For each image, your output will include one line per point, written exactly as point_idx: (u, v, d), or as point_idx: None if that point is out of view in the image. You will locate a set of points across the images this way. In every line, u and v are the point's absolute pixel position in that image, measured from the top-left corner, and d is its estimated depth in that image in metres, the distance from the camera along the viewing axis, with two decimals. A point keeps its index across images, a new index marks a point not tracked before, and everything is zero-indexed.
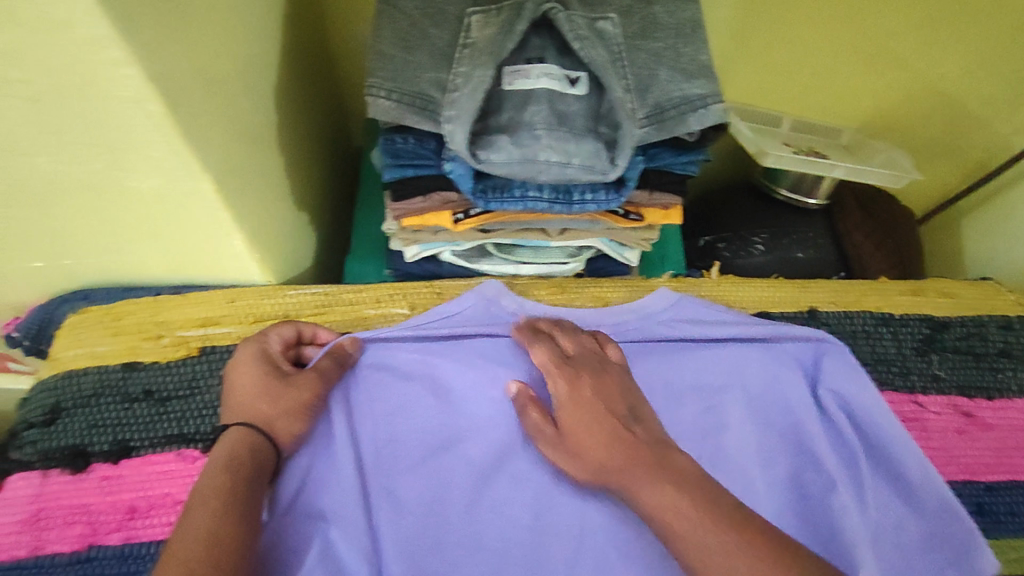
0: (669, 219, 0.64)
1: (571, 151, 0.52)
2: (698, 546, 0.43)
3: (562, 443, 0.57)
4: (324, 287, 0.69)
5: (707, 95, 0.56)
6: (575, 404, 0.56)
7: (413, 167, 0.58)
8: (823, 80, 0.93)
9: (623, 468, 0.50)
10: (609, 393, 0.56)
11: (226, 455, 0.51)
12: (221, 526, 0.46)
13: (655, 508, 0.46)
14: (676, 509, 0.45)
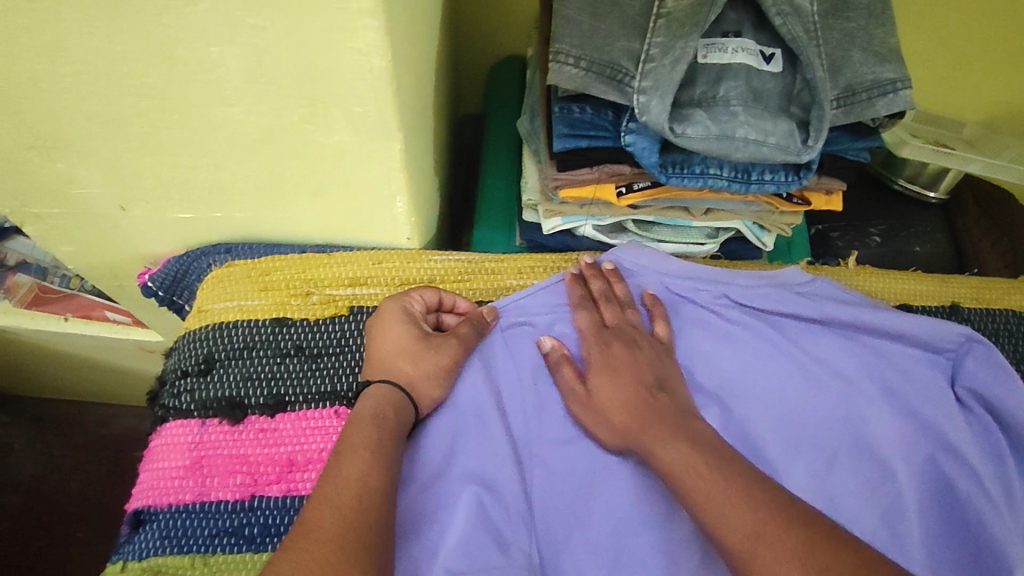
0: (829, 206, 0.63)
1: (768, 130, 0.51)
2: (714, 499, 0.46)
3: (586, 401, 0.59)
4: (466, 255, 0.68)
5: (899, 80, 0.54)
6: (607, 370, 0.59)
7: (588, 138, 0.57)
8: (962, 72, 0.92)
9: (649, 431, 0.54)
10: (636, 363, 0.59)
11: (375, 411, 0.53)
12: (370, 475, 0.47)
13: (673, 468, 0.50)
14: (698, 466, 0.49)
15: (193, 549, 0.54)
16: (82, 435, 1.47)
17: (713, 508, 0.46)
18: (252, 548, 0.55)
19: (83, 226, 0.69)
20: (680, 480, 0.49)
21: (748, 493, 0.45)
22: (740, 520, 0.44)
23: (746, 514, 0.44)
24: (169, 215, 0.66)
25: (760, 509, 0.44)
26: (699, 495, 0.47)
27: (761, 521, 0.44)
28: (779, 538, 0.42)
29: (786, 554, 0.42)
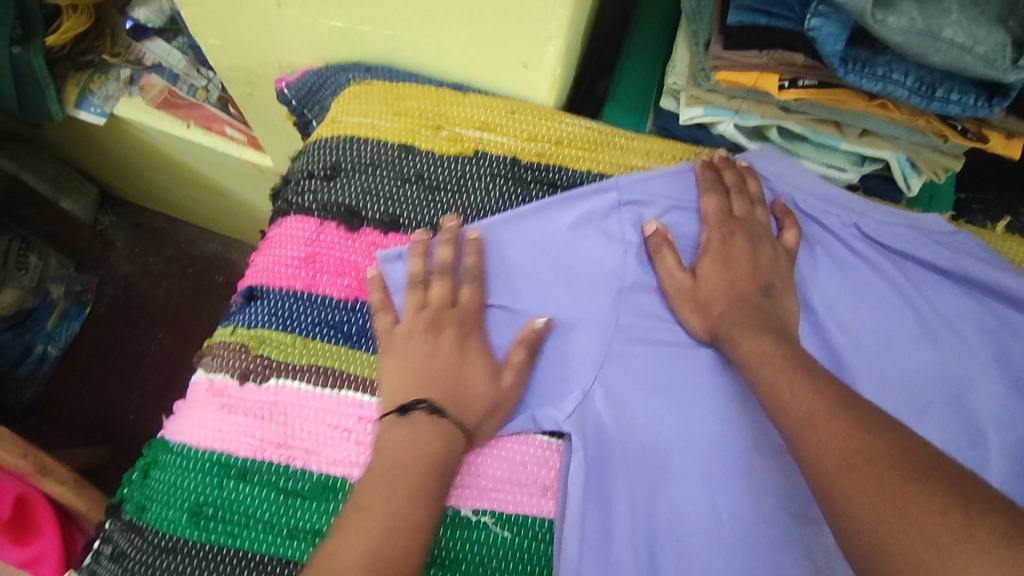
0: (1004, 150, 0.57)
1: (979, 37, 0.47)
2: (789, 392, 0.49)
3: (687, 287, 0.60)
4: (599, 125, 0.67)
5: None
6: (720, 261, 0.60)
7: (767, 17, 0.54)
8: None
9: (735, 325, 0.56)
10: (758, 261, 0.60)
11: (400, 460, 0.51)
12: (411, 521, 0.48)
13: (751, 356, 0.53)
14: (779, 367, 0.51)
15: (297, 331, 0.58)
16: (173, 248, 1.57)
17: (785, 401, 0.49)
18: (347, 345, 0.58)
19: (235, 20, 0.71)
20: (761, 372, 0.52)
21: (821, 387, 0.48)
22: (808, 404, 0.47)
23: (811, 400, 0.47)
24: (321, 21, 0.67)
25: (825, 400, 0.46)
26: (774, 383, 0.50)
27: (821, 406, 0.46)
28: (831, 421, 0.45)
29: (834, 433, 0.44)
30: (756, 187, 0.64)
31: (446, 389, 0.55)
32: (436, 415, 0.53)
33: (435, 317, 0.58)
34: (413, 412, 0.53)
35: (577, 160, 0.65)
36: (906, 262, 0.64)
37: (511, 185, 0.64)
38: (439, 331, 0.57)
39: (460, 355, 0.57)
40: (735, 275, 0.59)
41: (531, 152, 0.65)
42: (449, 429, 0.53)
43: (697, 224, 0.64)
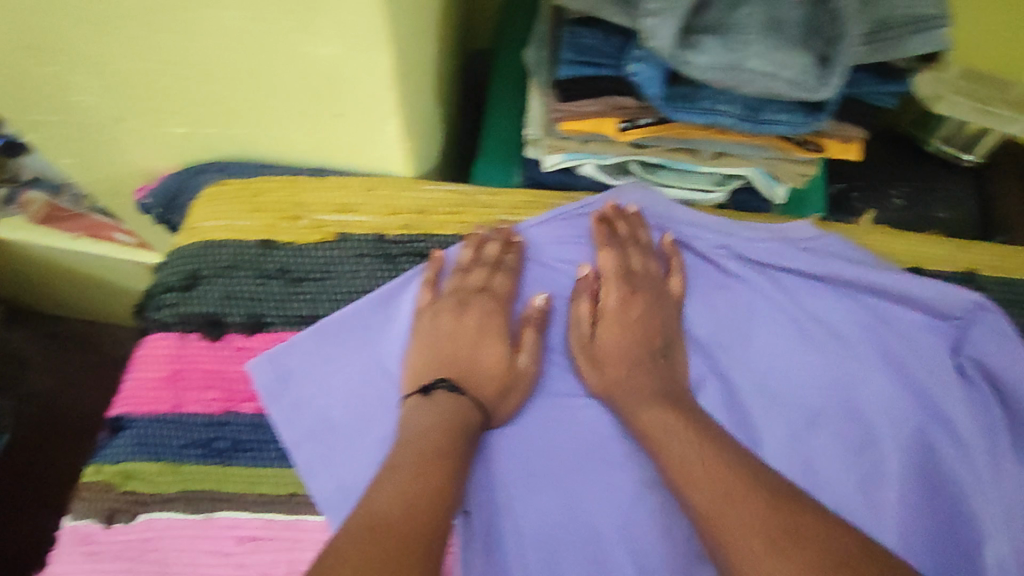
0: (845, 155, 0.59)
1: (784, 62, 0.47)
2: (689, 473, 0.52)
3: (581, 346, 0.63)
4: (461, 187, 0.67)
5: (937, 17, 0.50)
6: (617, 324, 0.63)
7: (593, 67, 0.53)
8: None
9: (632, 393, 0.59)
10: (653, 317, 0.63)
11: (422, 425, 0.54)
12: (418, 489, 0.48)
13: (649, 426, 0.56)
14: (669, 436, 0.55)
15: (165, 456, 0.55)
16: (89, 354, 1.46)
17: (687, 487, 0.52)
18: (219, 461, 0.55)
19: (76, 138, 0.67)
20: (677, 473, 0.53)
21: (713, 469, 0.52)
22: (707, 491, 0.51)
23: (705, 479, 0.51)
24: (161, 128, 0.64)
25: (723, 477, 0.51)
26: (695, 478, 0.52)
27: (721, 484, 0.51)
28: (739, 498, 0.49)
29: (732, 504, 0.49)
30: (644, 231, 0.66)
31: (457, 362, 0.59)
32: (454, 392, 0.57)
33: (464, 297, 0.62)
34: (435, 391, 0.57)
35: (442, 226, 0.65)
36: (779, 273, 0.65)
37: (379, 263, 0.63)
38: (465, 306, 0.61)
39: (509, 361, 0.60)
40: (632, 331, 0.63)
41: (395, 226, 0.64)
42: (464, 406, 0.57)
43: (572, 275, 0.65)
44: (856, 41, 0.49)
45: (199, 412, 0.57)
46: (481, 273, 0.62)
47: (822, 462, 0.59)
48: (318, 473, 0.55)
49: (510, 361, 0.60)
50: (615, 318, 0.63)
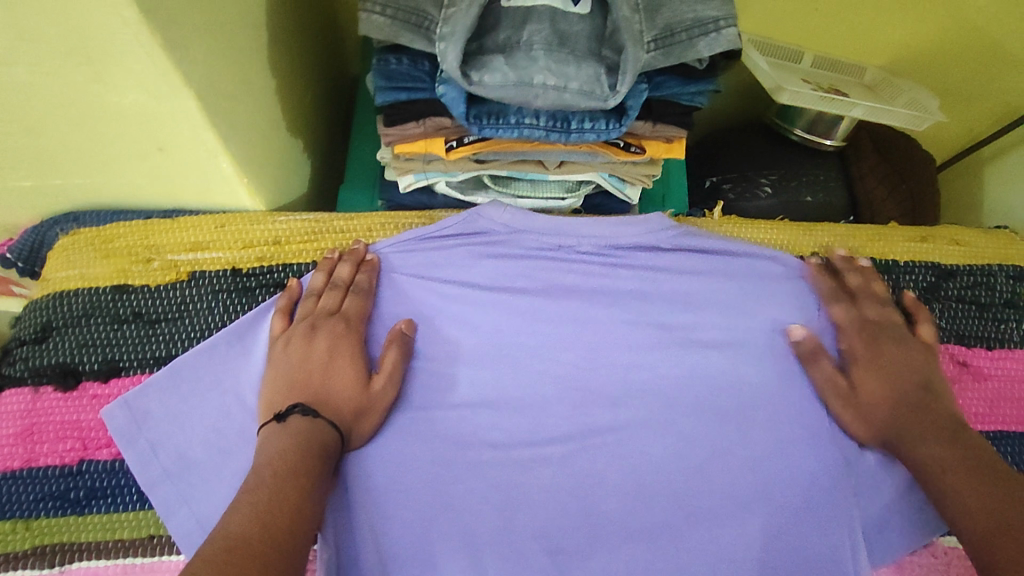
0: (671, 154, 0.62)
1: (569, 74, 0.49)
2: (959, 474, 0.52)
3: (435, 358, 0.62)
4: (314, 215, 0.67)
5: (721, 18, 0.53)
6: (873, 367, 0.61)
7: (407, 91, 0.55)
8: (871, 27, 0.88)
9: (903, 431, 0.57)
10: (909, 362, 0.61)
11: (280, 446, 0.50)
12: (272, 513, 0.44)
13: (926, 462, 0.54)
14: (932, 444, 0.55)
15: (17, 514, 0.56)
16: None
17: (953, 496, 0.51)
18: (74, 512, 0.56)
19: None
20: (942, 478, 0.53)
21: (979, 473, 0.52)
22: (971, 491, 0.51)
23: (953, 472, 0.53)
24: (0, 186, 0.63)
25: (981, 484, 0.51)
26: (957, 489, 0.51)
27: (956, 459, 0.53)
28: (967, 476, 0.52)
29: (967, 484, 0.51)
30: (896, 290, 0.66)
31: (308, 389, 0.55)
32: (310, 415, 0.53)
33: (313, 321, 0.60)
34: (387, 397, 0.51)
35: (296, 255, 0.65)
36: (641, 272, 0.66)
37: (233, 298, 0.64)
38: (314, 332, 0.59)
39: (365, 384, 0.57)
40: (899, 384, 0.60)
41: (249, 260, 0.65)
42: (324, 426, 0.53)
43: (423, 290, 0.64)
44: (642, 47, 0.51)
45: (52, 465, 0.57)
46: (332, 296, 0.61)
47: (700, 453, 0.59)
48: (175, 510, 0.56)
49: (364, 386, 0.57)
50: (469, 329, 0.63)
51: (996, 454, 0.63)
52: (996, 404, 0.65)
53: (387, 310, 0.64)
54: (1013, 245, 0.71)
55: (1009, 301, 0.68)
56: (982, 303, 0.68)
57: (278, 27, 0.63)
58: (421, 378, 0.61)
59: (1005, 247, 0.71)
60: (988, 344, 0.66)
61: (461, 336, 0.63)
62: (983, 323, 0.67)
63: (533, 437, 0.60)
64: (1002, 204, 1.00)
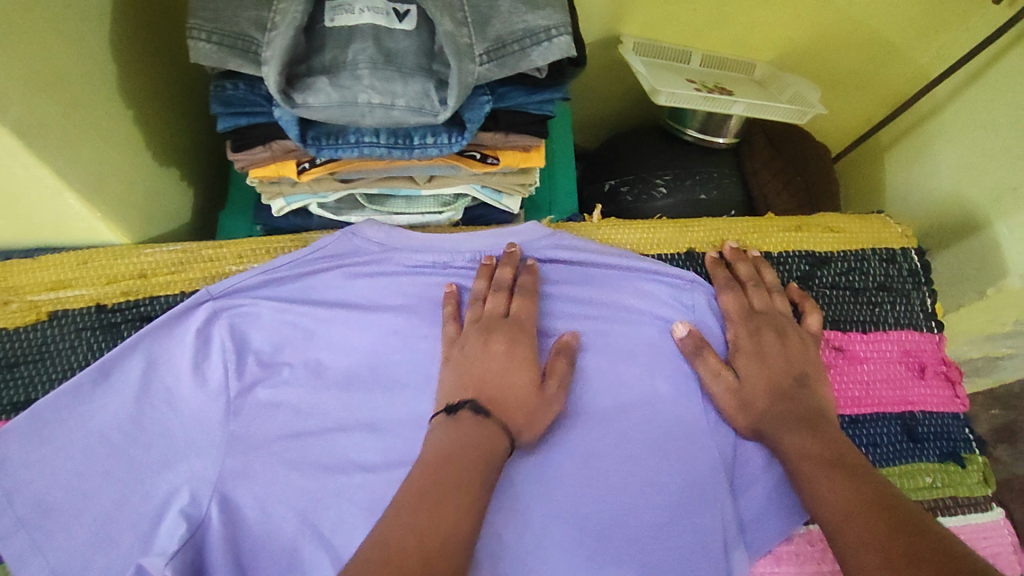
0: (529, 162, 0.62)
1: (396, 92, 0.49)
2: (821, 475, 0.52)
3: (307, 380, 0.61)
4: (183, 245, 0.66)
5: (552, 27, 0.53)
6: (756, 356, 0.61)
7: (247, 116, 0.54)
8: (756, 24, 0.89)
9: (780, 421, 0.58)
10: (792, 355, 0.62)
11: None
12: None
13: (792, 449, 0.55)
14: (805, 442, 0.55)
15: None
16: None
17: (818, 495, 0.51)
18: None
19: None
20: (801, 469, 0.54)
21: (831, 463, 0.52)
22: (838, 498, 0.50)
23: (824, 474, 0.52)
24: None
25: (832, 473, 0.52)
26: (813, 478, 0.52)
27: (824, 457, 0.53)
28: (833, 476, 0.51)
29: (834, 487, 0.50)
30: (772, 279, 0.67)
31: None
32: None
33: None
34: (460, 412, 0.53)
35: (163, 288, 0.64)
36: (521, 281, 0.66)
37: (97, 335, 0.62)
38: None
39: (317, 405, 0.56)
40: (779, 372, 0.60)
41: (114, 295, 0.63)
42: None
43: (297, 315, 0.63)
44: (473, 61, 0.51)
45: None
46: None
47: (581, 461, 0.59)
48: (28, 561, 0.53)
49: None
50: (341, 351, 0.62)
51: (871, 436, 0.64)
52: (871, 386, 0.66)
53: (256, 339, 0.62)
54: (887, 228, 0.72)
55: (882, 285, 0.69)
56: (857, 288, 0.69)
57: (130, 54, 0.61)
58: (294, 405, 0.60)
59: (879, 231, 0.72)
60: (862, 328, 0.68)
61: (335, 358, 0.62)
62: (858, 308, 0.68)
63: (405, 454, 0.59)
64: (898, 187, 1.02)
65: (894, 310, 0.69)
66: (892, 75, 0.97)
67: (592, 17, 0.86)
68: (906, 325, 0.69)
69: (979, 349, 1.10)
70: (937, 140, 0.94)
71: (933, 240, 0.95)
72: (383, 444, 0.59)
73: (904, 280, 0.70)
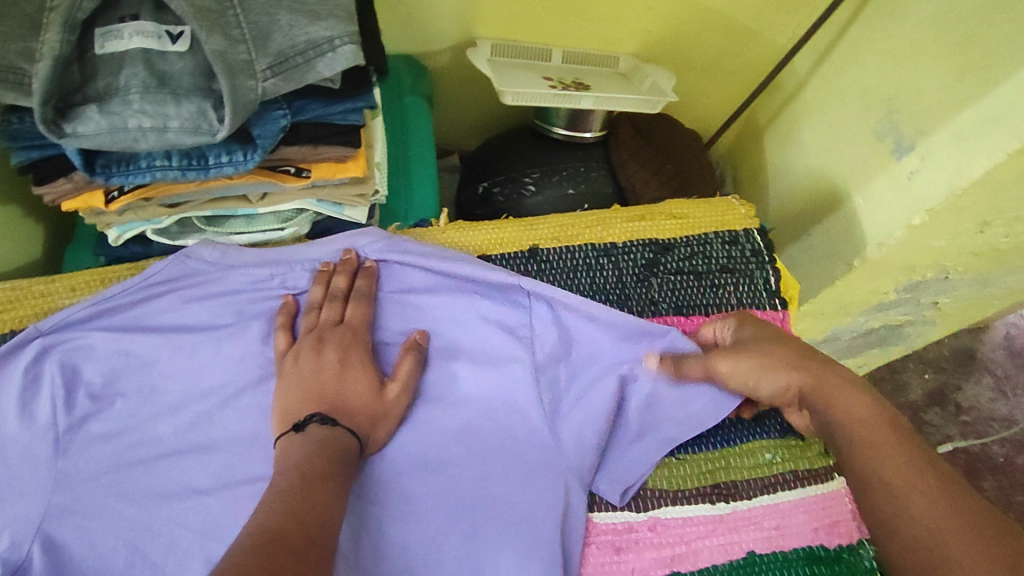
0: (344, 173, 0.61)
1: (168, 114, 0.49)
2: (875, 441, 0.52)
3: (143, 408, 0.61)
4: (12, 282, 0.65)
5: (336, 37, 0.53)
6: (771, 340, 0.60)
7: (40, 148, 0.53)
8: (613, 17, 0.90)
9: (821, 388, 0.57)
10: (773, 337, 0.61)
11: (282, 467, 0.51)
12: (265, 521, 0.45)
13: (847, 412, 0.55)
14: (857, 407, 0.55)
15: None
16: None
17: (875, 457, 0.52)
18: None
19: None
20: (851, 430, 0.54)
21: (907, 454, 0.51)
22: (899, 466, 0.51)
23: (884, 444, 0.52)
24: None
25: (892, 443, 0.52)
26: (875, 443, 0.52)
27: (877, 423, 0.54)
28: (890, 443, 0.52)
29: (894, 457, 0.51)
30: (727, 328, 0.64)
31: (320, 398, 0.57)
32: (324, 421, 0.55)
33: (319, 333, 0.61)
34: (307, 426, 0.55)
35: None
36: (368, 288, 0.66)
37: None
38: (321, 345, 0.60)
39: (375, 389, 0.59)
40: (789, 356, 0.58)
41: None
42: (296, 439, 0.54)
43: (133, 344, 0.62)
44: (255, 77, 0.51)
45: None
46: (333, 307, 0.63)
47: (421, 462, 0.60)
48: None
49: (378, 392, 0.59)
50: (175, 375, 0.62)
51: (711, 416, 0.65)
52: None
53: (88, 371, 0.61)
54: (731, 211, 0.73)
55: (726, 267, 0.70)
56: (701, 272, 0.70)
57: None
58: (128, 436, 0.60)
59: (723, 213, 0.72)
60: (705, 311, 0.69)
61: (170, 385, 0.62)
62: (701, 291, 0.70)
63: (239, 475, 0.58)
64: (774, 166, 1.04)
65: (737, 290, 0.70)
66: (757, 56, 0.99)
67: (444, 20, 0.86)
68: (748, 304, 0.70)
69: (874, 318, 1.11)
70: (802, 118, 0.96)
71: (804, 214, 0.96)
72: (217, 467, 0.58)
73: (748, 261, 0.71)
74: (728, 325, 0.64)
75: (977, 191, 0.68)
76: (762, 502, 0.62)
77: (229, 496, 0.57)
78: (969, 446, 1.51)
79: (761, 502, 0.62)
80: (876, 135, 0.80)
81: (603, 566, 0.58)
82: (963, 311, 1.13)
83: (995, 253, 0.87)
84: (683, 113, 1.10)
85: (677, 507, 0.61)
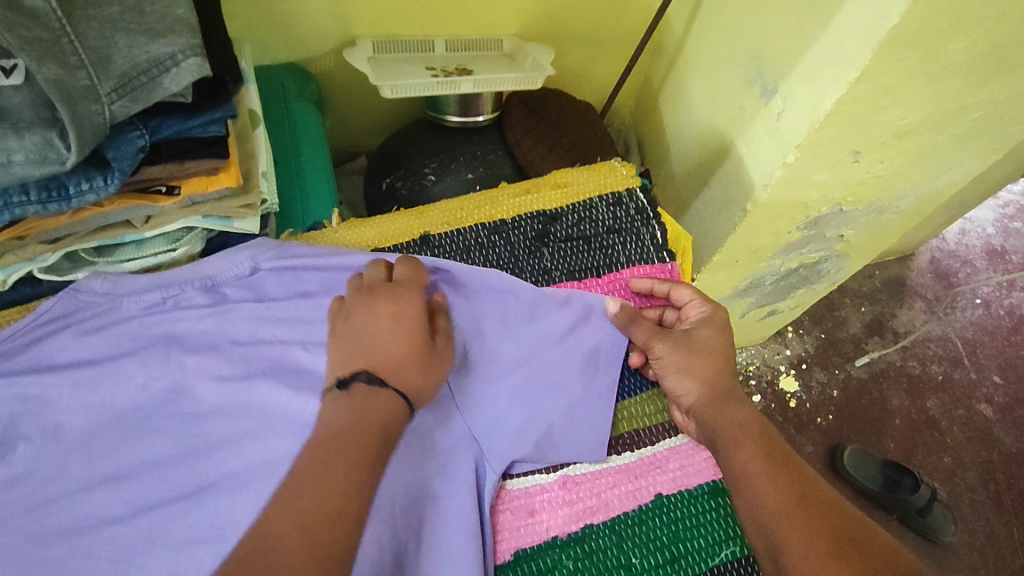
0: (217, 184, 0.62)
1: (11, 147, 0.49)
2: (742, 444, 0.59)
3: (49, 447, 0.61)
4: None
5: (176, 52, 0.53)
6: (690, 349, 0.65)
7: None
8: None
9: (714, 399, 0.63)
10: (705, 346, 0.65)
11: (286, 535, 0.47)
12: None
13: (726, 420, 0.61)
14: (738, 418, 0.61)
15: None
16: None
17: (739, 460, 0.58)
18: None
19: None
20: (728, 434, 0.60)
21: (773, 466, 0.57)
22: (758, 467, 0.57)
23: (752, 447, 0.58)
24: None
25: (758, 448, 0.58)
26: (743, 445, 0.59)
27: (749, 431, 0.60)
28: (757, 446, 0.59)
29: (757, 460, 0.57)
30: (697, 313, 0.67)
31: None
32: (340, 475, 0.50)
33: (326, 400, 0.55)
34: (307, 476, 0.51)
35: None
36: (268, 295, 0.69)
37: None
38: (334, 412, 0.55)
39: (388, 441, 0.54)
40: (713, 363, 0.64)
41: None
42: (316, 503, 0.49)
43: (25, 386, 0.62)
44: (100, 102, 0.50)
45: None
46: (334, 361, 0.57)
47: None
48: None
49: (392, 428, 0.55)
50: (78, 410, 0.62)
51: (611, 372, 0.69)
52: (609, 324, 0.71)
53: None
54: (613, 172, 0.77)
55: (612, 228, 0.73)
56: (589, 236, 0.73)
57: None
58: (37, 477, 0.60)
59: (605, 177, 0.76)
60: (597, 273, 0.72)
61: (74, 420, 0.62)
62: (592, 255, 0.72)
63: (156, 496, 0.60)
64: (671, 125, 1.07)
65: (624, 249, 0.73)
66: (637, 20, 1.02)
67: (319, 22, 0.86)
68: (637, 261, 0.73)
69: (789, 259, 1.14)
70: (688, 74, 0.99)
71: (701, 169, 1.00)
72: (132, 494, 0.59)
73: (633, 218, 0.74)
74: (702, 309, 0.67)
75: (836, 122, 0.71)
76: (666, 446, 0.66)
77: (147, 520, 0.58)
78: (911, 369, 1.56)
79: (664, 446, 0.66)
80: (748, 82, 0.83)
81: (519, 530, 0.60)
82: (872, 242, 1.17)
83: (878, 181, 0.90)
84: (580, 84, 1.12)
85: (587, 463, 0.64)
